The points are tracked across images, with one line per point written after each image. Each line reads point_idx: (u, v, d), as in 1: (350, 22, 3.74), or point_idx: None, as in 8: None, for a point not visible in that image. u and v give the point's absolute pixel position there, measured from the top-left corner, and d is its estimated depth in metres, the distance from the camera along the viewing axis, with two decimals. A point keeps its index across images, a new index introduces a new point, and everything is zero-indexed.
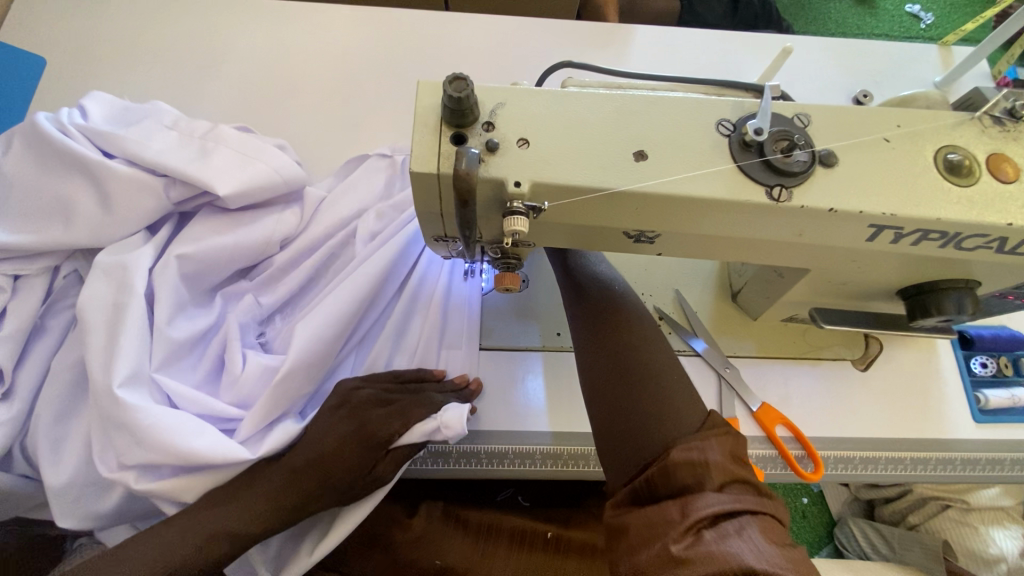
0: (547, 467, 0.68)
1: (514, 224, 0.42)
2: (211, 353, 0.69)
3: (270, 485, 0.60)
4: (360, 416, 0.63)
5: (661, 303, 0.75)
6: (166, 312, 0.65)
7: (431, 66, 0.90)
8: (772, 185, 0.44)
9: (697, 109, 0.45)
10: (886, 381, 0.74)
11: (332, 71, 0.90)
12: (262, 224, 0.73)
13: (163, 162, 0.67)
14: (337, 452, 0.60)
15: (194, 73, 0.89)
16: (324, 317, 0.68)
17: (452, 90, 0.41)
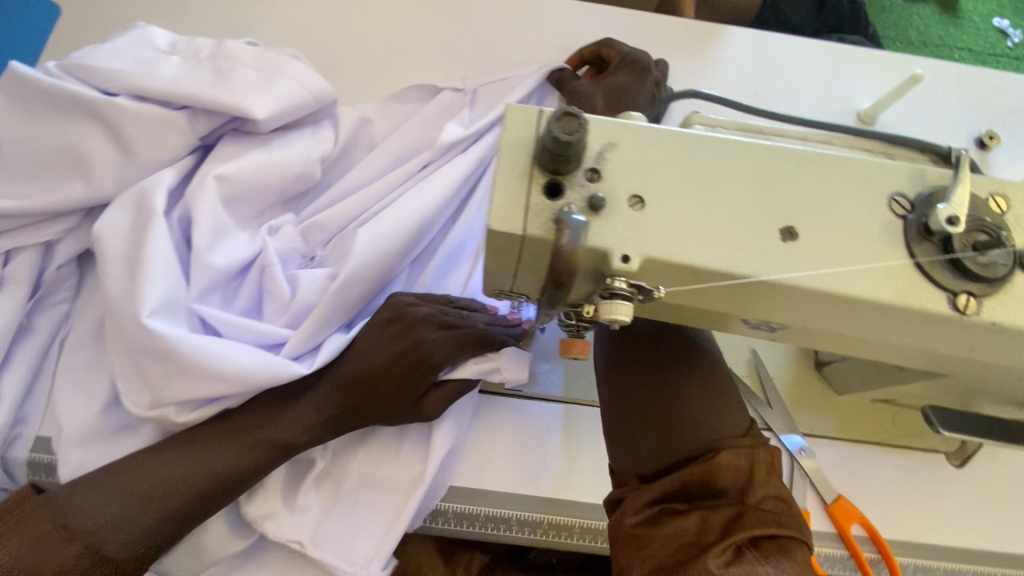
0: (531, 536, 0.59)
1: (615, 310, 0.33)
2: (251, 279, 0.59)
3: (319, 394, 0.54)
4: (418, 333, 0.54)
5: (734, 364, 0.65)
6: (206, 235, 0.55)
7: (489, 41, 0.77)
8: (957, 291, 0.33)
9: (867, 181, 0.34)
10: (982, 482, 0.64)
11: (375, 35, 0.76)
12: (297, 147, 0.63)
13: (180, 89, 0.58)
14: (387, 368, 0.53)
15: (216, 20, 0.74)
16: (385, 225, 0.60)
17: (557, 129, 0.30)
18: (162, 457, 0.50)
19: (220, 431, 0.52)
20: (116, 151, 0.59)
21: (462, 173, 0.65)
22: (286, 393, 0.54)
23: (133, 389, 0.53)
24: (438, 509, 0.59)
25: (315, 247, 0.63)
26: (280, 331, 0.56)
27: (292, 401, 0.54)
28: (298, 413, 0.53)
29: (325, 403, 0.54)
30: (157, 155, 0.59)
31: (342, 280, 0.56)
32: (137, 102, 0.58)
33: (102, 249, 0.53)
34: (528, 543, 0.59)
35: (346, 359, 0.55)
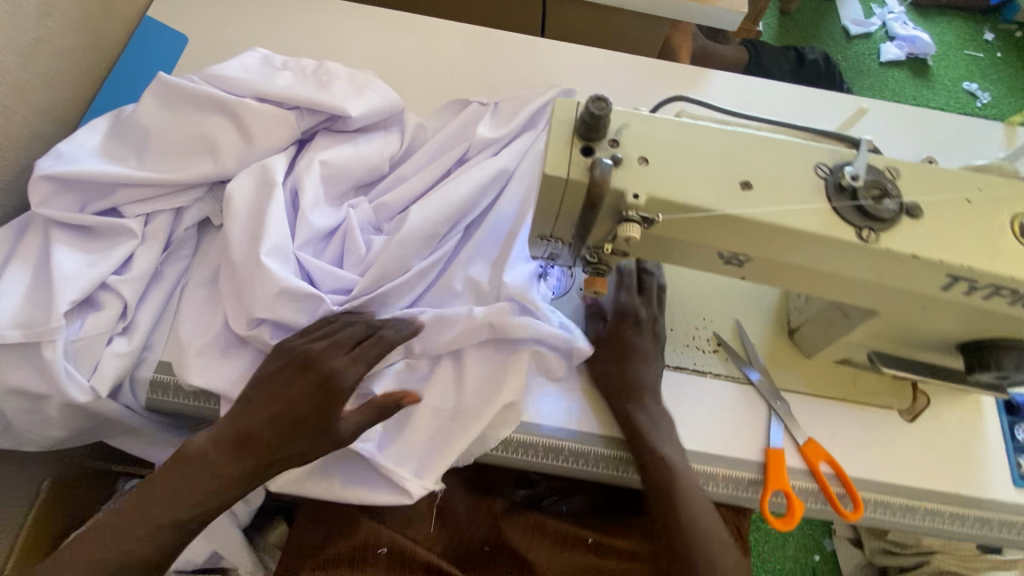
0: (546, 460, 0.71)
1: (628, 230, 0.49)
2: (333, 243, 0.75)
3: (232, 432, 0.64)
4: (322, 366, 0.64)
5: (720, 329, 0.80)
6: (308, 201, 0.73)
7: (528, 72, 0.95)
8: (862, 227, 0.49)
9: (800, 155, 0.51)
10: (930, 435, 0.76)
11: (436, 62, 0.94)
12: (374, 145, 0.80)
13: (293, 94, 0.76)
14: (286, 412, 0.64)
15: (307, 45, 0.92)
16: (435, 203, 0.75)
17: (593, 107, 0.47)
18: (132, 506, 0.63)
19: (152, 494, 0.63)
20: (239, 139, 0.76)
21: (500, 166, 0.80)
22: (193, 458, 0.64)
23: (236, 312, 0.68)
24: None
25: (382, 223, 0.79)
26: (354, 278, 0.72)
27: (201, 457, 0.64)
28: (211, 463, 0.64)
29: (240, 440, 0.64)
30: (270, 143, 0.76)
31: (402, 239, 0.72)
32: (260, 102, 0.76)
33: (232, 206, 0.70)
34: (552, 468, 0.72)
35: (252, 409, 0.65)
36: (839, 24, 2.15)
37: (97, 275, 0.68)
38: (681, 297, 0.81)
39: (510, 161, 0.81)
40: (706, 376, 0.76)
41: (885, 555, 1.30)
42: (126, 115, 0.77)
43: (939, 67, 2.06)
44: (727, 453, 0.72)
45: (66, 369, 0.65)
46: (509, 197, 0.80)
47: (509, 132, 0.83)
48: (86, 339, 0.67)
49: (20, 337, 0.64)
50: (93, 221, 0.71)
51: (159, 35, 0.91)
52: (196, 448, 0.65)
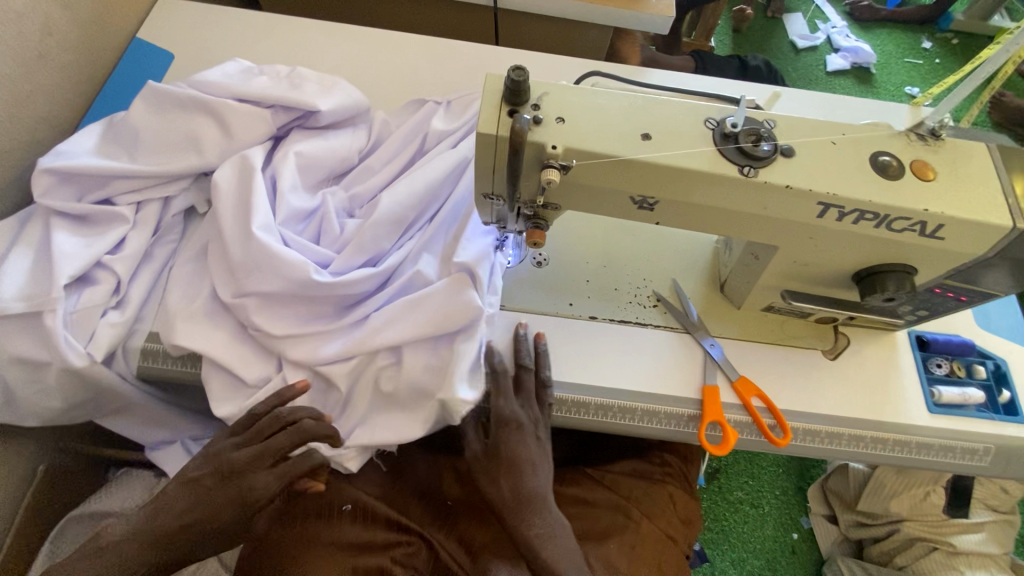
0: None
1: (548, 174, 0.58)
2: (310, 224, 0.82)
3: (141, 536, 0.67)
4: (239, 481, 0.68)
5: (659, 287, 0.88)
6: (288, 184, 0.80)
7: (484, 74, 1.06)
8: (743, 164, 0.58)
9: (693, 112, 0.61)
10: (852, 370, 0.85)
11: (401, 68, 1.05)
12: (344, 139, 0.90)
13: (269, 93, 0.85)
14: (208, 520, 0.68)
15: (284, 55, 1.03)
16: (403, 189, 0.84)
17: (513, 76, 0.57)
18: None
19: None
20: (221, 135, 0.85)
21: (457, 154, 0.89)
22: (100, 549, 0.67)
23: (224, 283, 0.75)
24: None
25: (353, 207, 0.86)
26: (331, 254, 0.78)
27: (106, 551, 0.67)
28: (120, 556, 0.66)
29: (150, 544, 0.67)
30: (249, 137, 0.84)
31: (376, 217, 0.80)
32: (240, 102, 0.85)
33: (219, 188, 0.76)
34: None
35: (169, 511, 0.68)
36: (786, 40, 2.33)
37: (93, 254, 0.76)
38: (624, 261, 0.90)
39: (467, 148, 0.91)
40: (647, 327, 0.85)
41: (857, 526, 1.35)
42: (119, 118, 0.87)
43: (882, 74, 2.23)
44: (667, 393, 0.80)
45: (65, 337, 0.72)
46: (466, 179, 0.90)
47: (462, 125, 0.94)
48: (82, 311, 0.74)
49: (24, 308, 0.71)
50: (89, 209, 0.79)
51: (146, 53, 1.00)
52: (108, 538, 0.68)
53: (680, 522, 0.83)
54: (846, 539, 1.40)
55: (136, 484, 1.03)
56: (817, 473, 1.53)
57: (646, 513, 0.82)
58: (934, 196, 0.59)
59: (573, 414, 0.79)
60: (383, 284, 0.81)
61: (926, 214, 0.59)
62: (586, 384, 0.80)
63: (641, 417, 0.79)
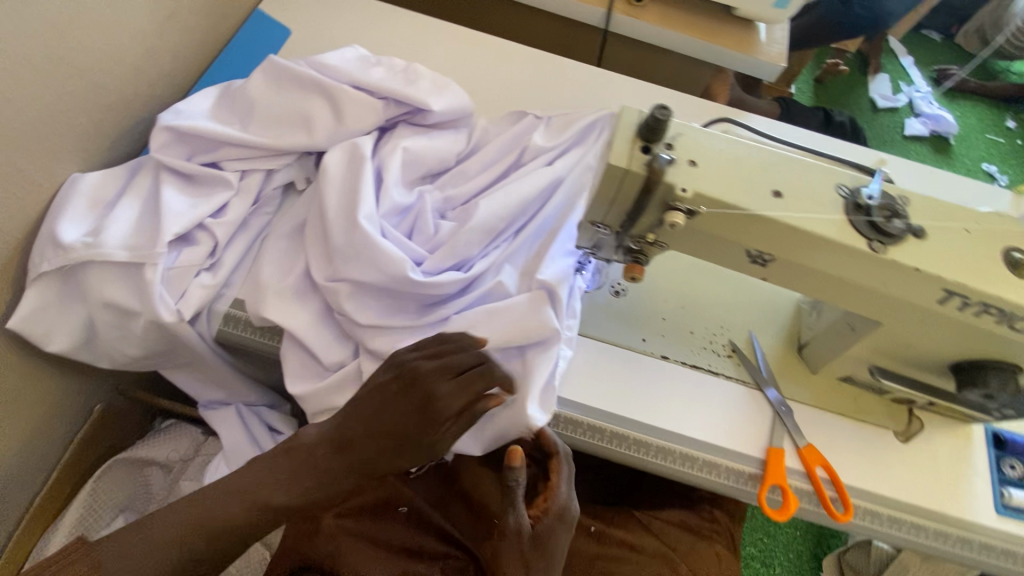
0: (564, 431, 0.79)
1: (673, 217, 0.58)
2: (405, 219, 0.83)
3: (320, 450, 0.70)
4: (421, 389, 0.67)
5: (735, 338, 0.87)
6: (391, 178, 0.81)
7: (584, 94, 1.07)
8: (872, 239, 0.57)
9: (825, 176, 0.60)
10: (921, 456, 0.82)
11: (505, 76, 1.06)
12: (447, 140, 0.91)
13: (385, 86, 0.87)
14: (388, 427, 0.67)
15: (396, 48, 1.05)
16: (499, 200, 0.85)
17: (656, 113, 0.57)
18: (192, 501, 0.71)
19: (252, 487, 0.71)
20: (332, 118, 0.87)
21: (555, 173, 0.90)
22: (297, 450, 0.72)
23: (319, 264, 0.77)
24: None
25: (446, 208, 0.87)
26: (424, 253, 0.80)
27: (302, 456, 0.71)
28: (310, 458, 0.71)
29: (324, 456, 0.70)
30: (358, 126, 0.87)
31: (472, 223, 0.81)
32: (356, 90, 0.87)
33: (327, 172, 0.79)
34: (569, 439, 0.79)
35: (349, 417, 0.70)
36: (867, 97, 2.29)
37: (197, 216, 0.78)
38: (703, 305, 0.89)
39: (564, 168, 0.91)
40: (719, 377, 0.83)
41: None
42: (236, 86, 0.89)
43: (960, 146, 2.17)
44: (733, 449, 0.79)
45: (160, 292, 0.74)
46: (559, 198, 0.90)
47: (561, 143, 0.94)
48: (179, 268, 0.76)
49: (126, 258, 0.73)
50: (198, 170, 0.82)
51: (265, 26, 1.03)
52: (304, 441, 0.73)
53: None
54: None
55: (182, 439, 1.05)
56: (835, 544, 1.49)
57: (690, 567, 0.82)
58: None
59: (634, 452, 0.78)
60: (465, 289, 0.81)
61: None
62: (652, 425, 0.79)
63: (700, 467, 0.78)
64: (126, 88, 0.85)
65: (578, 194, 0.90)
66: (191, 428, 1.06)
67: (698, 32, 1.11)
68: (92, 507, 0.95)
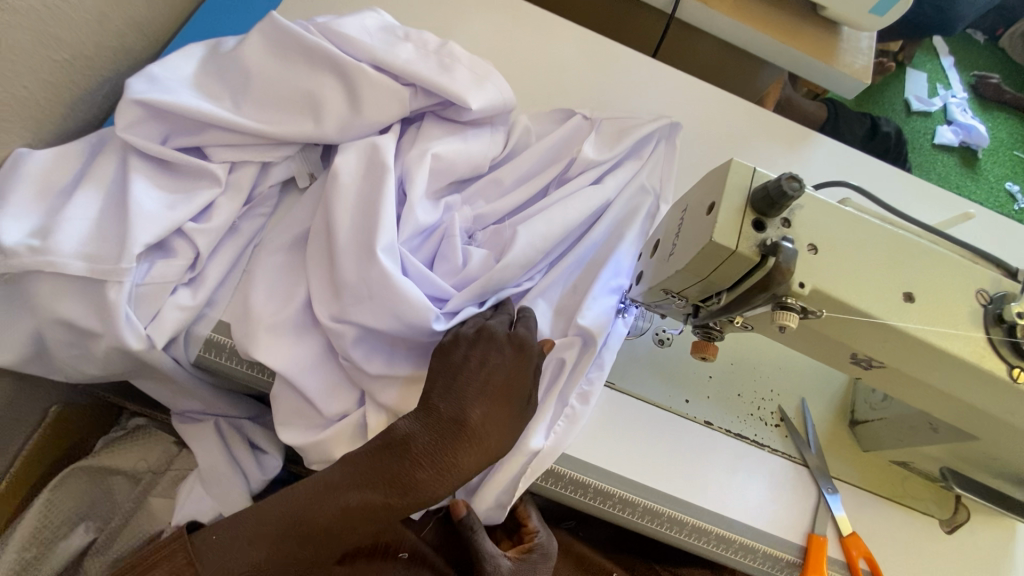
0: (596, 504, 0.68)
1: (785, 317, 0.46)
2: (427, 243, 0.70)
3: (420, 437, 0.58)
4: (513, 350, 0.63)
5: (785, 405, 0.78)
6: (417, 193, 0.67)
7: (640, 93, 0.91)
8: (1013, 364, 0.47)
9: (963, 277, 0.49)
10: (965, 549, 0.77)
11: (549, 60, 0.89)
12: (483, 141, 0.75)
13: (413, 69, 0.70)
14: (496, 388, 0.61)
15: (420, 15, 0.88)
16: (542, 226, 0.70)
17: (783, 183, 0.44)
18: (287, 496, 0.58)
19: (359, 491, 0.57)
20: (347, 104, 0.70)
21: (607, 194, 0.76)
22: (397, 444, 0.58)
23: (324, 296, 0.64)
24: (556, 471, 0.68)
25: (475, 228, 0.74)
26: (449, 289, 0.67)
27: (406, 448, 0.58)
28: (415, 450, 0.57)
29: (431, 431, 0.58)
30: (378, 119, 0.70)
31: (504, 258, 0.67)
32: (377, 71, 0.70)
33: (339, 182, 0.64)
34: (595, 511, 0.68)
35: (443, 391, 0.60)
36: (902, 96, 2.12)
37: (174, 220, 0.63)
38: (754, 366, 0.79)
39: (617, 190, 0.77)
40: (764, 449, 0.75)
41: None
42: (226, 50, 0.71)
43: (987, 161, 2.07)
44: (770, 531, 0.71)
45: (127, 315, 0.60)
46: (606, 223, 0.76)
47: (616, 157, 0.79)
48: (152, 285, 0.62)
49: (85, 272, 0.59)
50: (177, 158, 0.66)
51: None
52: (400, 434, 0.58)
53: None
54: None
55: (153, 447, 0.94)
56: None
57: None
58: None
59: (667, 530, 0.69)
60: None
61: None
62: (693, 503, 0.70)
63: (735, 550, 0.70)
64: (83, 41, 0.67)
65: (629, 222, 0.77)
66: (164, 436, 0.95)
67: (778, 31, 0.94)
68: (47, 519, 0.82)
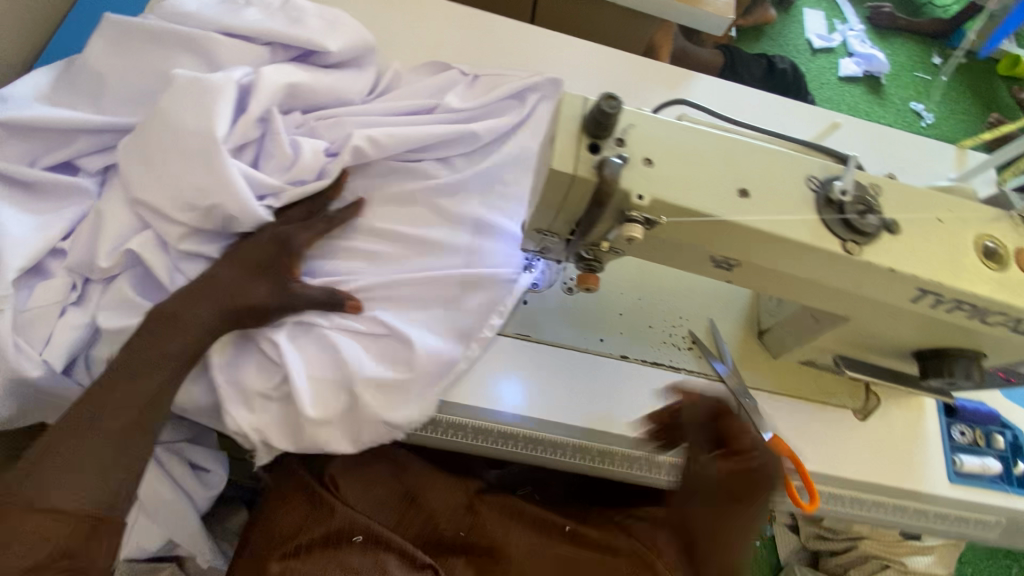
0: (526, 450, 0.73)
1: (630, 230, 0.49)
2: (258, 141, 0.74)
3: (181, 296, 0.66)
4: (285, 225, 0.71)
5: (695, 329, 0.82)
6: (257, 104, 0.70)
7: (517, 54, 0.93)
8: (846, 240, 0.51)
9: (793, 167, 0.53)
10: (881, 434, 0.82)
11: (419, 33, 0.91)
12: (336, 85, 0.77)
13: (262, 29, 0.74)
14: (252, 256, 0.69)
15: None
16: (385, 134, 0.75)
17: (604, 104, 0.47)
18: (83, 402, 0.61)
19: (134, 354, 0.63)
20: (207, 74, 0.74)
21: (470, 129, 0.79)
22: (161, 316, 0.64)
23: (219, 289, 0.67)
24: (463, 424, 0.72)
25: (308, 118, 0.77)
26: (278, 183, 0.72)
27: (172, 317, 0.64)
28: (182, 314, 0.65)
29: (197, 297, 0.66)
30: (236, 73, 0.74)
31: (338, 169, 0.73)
32: (225, 37, 0.74)
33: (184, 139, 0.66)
34: (526, 458, 0.74)
35: (217, 273, 0.68)
36: (804, 37, 2.24)
37: (47, 241, 0.64)
38: (660, 297, 0.83)
39: (488, 135, 0.80)
40: (679, 372, 0.79)
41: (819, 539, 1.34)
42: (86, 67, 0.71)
43: (892, 86, 2.12)
44: None
45: (16, 343, 0.61)
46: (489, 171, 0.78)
47: (483, 104, 0.81)
48: (38, 308, 0.63)
49: None
50: (40, 177, 0.66)
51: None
52: (166, 306, 0.65)
53: None
54: (804, 548, 1.40)
55: None
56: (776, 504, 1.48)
57: None
58: None
59: (598, 463, 0.75)
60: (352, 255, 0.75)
61: None
62: (619, 432, 0.74)
63: (666, 470, 0.74)
64: None
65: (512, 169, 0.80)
66: None
67: None
68: None
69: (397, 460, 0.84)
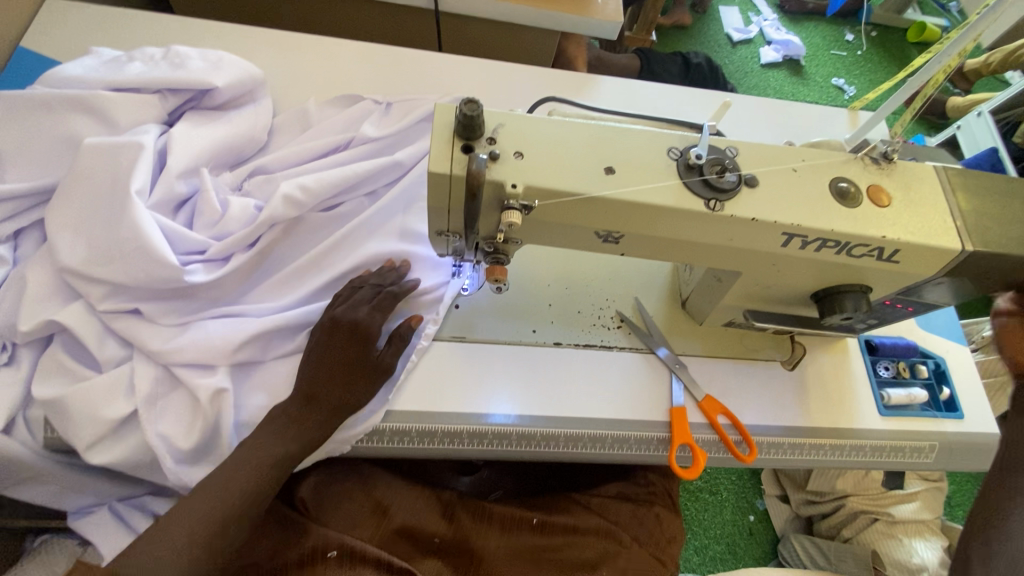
0: (473, 446, 0.75)
1: (509, 216, 0.54)
2: (188, 203, 0.79)
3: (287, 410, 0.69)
4: (334, 309, 0.73)
5: (623, 309, 0.87)
6: (176, 164, 0.76)
7: (423, 79, 1.00)
8: (708, 198, 0.57)
9: (654, 142, 0.59)
10: (810, 380, 0.86)
11: (328, 72, 0.97)
12: (235, 125, 0.83)
13: (147, 77, 0.81)
14: (343, 352, 0.70)
15: None
16: (312, 179, 0.79)
17: (466, 109, 0.52)
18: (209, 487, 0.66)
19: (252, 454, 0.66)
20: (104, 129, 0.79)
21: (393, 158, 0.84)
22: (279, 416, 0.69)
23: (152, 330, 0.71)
24: (404, 429, 0.74)
25: (242, 182, 0.83)
26: (206, 241, 0.76)
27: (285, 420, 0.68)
28: (298, 423, 0.68)
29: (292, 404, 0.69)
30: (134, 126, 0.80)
31: (266, 217, 0.75)
32: (115, 92, 0.80)
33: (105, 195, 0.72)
34: (477, 452, 0.75)
35: (308, 373, 0.70)
36: (722, 32, 2.33)
37: None
38: (588, 284, 0.87)
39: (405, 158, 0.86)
40: (611, 349, 0.83)
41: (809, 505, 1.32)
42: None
43: (811, 66, 2.28)
44: (635, 418, 0.79)
45: None
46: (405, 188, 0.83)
47: (396, 130, 0.87)
48: None
49: None
50: None
51: (26, 63, 0.89)
52: (276, 409, 0.69)
53: (666, 542, 0.89)
54: (797, 517, 1.35)
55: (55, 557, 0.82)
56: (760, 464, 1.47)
57: (633, 537, 0.86)
58: (891, 221, 0.60)
59: (544, 448, 0.76)
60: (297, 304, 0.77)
61: (885, 241, 0.59)
62: (563, 414, 0.77)
63: (609, 445, 0.77)
64: None
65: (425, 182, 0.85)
66: (69, 541, 0.84)
67: None
68: None
69: (364, 476, 0.86)
